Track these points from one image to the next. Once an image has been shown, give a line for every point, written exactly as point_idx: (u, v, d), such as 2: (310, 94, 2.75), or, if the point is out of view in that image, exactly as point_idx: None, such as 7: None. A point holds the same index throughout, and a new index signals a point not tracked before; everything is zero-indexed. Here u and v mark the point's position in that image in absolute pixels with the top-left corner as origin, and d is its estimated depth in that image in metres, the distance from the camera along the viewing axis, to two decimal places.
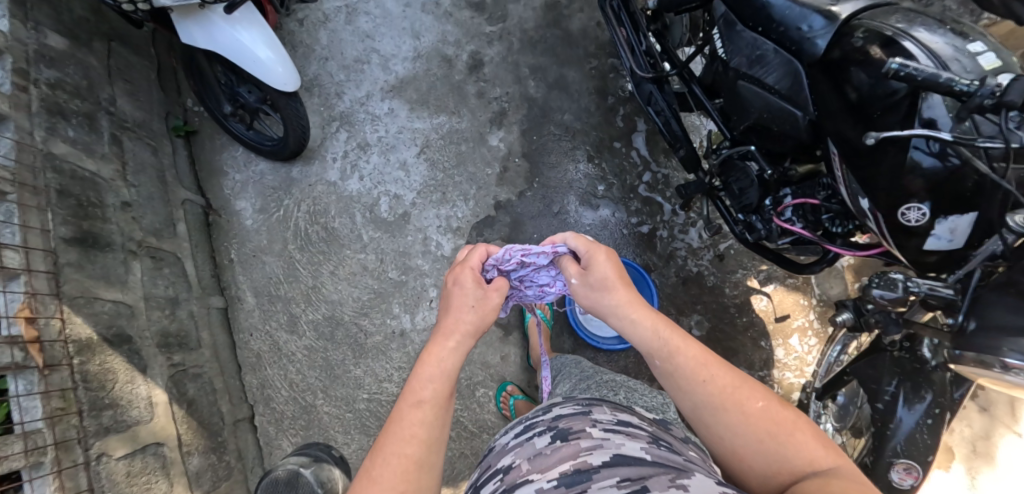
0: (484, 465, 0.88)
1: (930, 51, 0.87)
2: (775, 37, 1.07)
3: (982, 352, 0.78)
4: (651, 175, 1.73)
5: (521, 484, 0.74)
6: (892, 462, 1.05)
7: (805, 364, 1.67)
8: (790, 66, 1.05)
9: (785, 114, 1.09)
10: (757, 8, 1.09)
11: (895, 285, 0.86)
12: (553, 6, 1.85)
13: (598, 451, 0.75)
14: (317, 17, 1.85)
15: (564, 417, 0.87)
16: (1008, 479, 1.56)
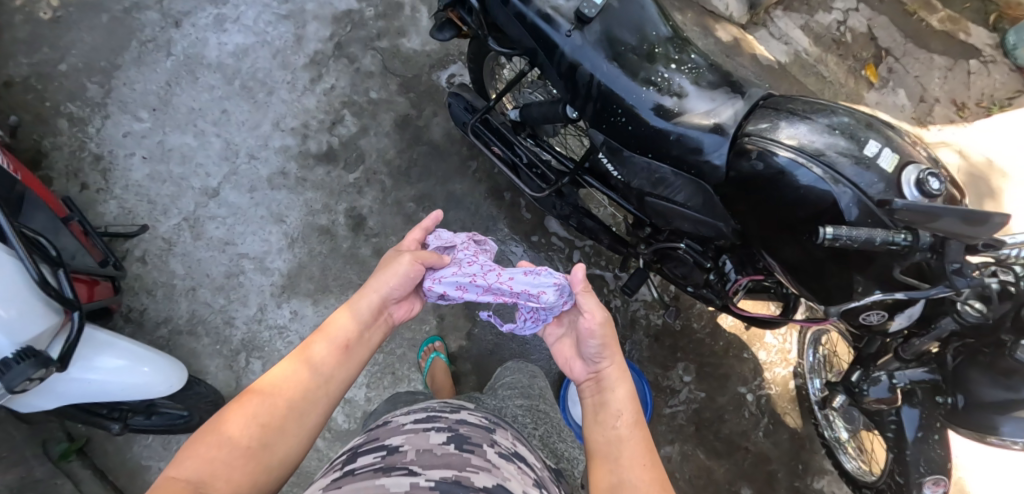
0: (372, 432, 0.90)
1: (833, 168, 0.91)
2: (671, 160, 1.03)
3: (979, 427, 0.93)
4: (580, 253, 1.69)
5: (395, 472, 0.75)
6: (922, 481, 1.14)
7: (787, 353, 1.69)
8: (698, 186, 1.03)
9: (709, 225, 1.07)
10: (641, 135, 1.04)
11: (882, 382, 1.06)
12: (405, 122, 1.74)
13: (484, 473, 0.78)
14: (159, 245, 1.59)
15: (467, 426, 0.91)
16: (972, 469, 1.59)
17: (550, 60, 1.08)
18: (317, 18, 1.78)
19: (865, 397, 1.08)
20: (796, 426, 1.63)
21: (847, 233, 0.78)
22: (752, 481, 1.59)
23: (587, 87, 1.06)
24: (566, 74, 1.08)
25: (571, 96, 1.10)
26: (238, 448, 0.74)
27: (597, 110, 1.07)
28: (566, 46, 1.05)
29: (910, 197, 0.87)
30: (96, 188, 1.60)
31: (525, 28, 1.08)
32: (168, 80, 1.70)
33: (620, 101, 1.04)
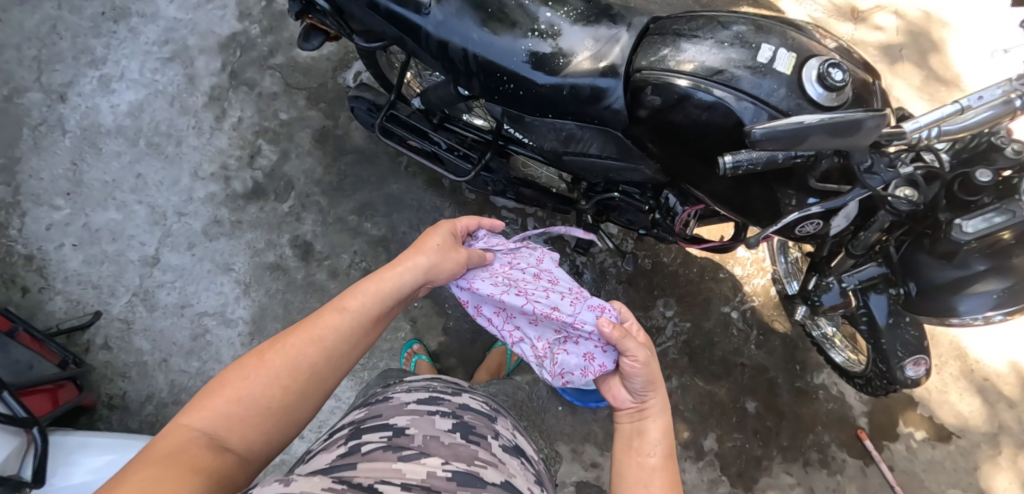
0: (371, 409, 0.87)
1: (729, 87, 0.86)
2: (572, 116, 0.98)
3: (939, 312, 0.97)
4: (533, 219, 1.66)
5: (405, 454, 0.74)
6: (903, 362, 1.15)
7: (761, 262, 1.69)
8: (607, 134, 0.99)
9: (631, 169, 1.05)
10: (534, 97, 0.98)
11: (832, 287, 1.06)
12: (324, 135, 1.67)
13: (493, 468, 0.77)
14: (118, 327, 1.56)
15: (471, 414, 0.89)
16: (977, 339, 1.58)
17: (419, 44, 1.00)
18: (205, 53, 1.70)
19: (820, 307, 1.09)
20: (786, 330, 1.65)
21: (745, 157, 0.82)
22: (756, 393, 1.60)
23: (465, 61, 0.98)
24: (440, 54, 1.00)
25: (453, 75, 1.02)
26: (253, 408, 0.74)
27: (484, 83, 1.00)
28: (428, 24, 0.97)
29: (814, 95, 0.83)
30: (37, 288, 1.55)
31: (382, 16, 1.00)
32: (72, 158, 1.62)
33: (501, 68, 0.97)
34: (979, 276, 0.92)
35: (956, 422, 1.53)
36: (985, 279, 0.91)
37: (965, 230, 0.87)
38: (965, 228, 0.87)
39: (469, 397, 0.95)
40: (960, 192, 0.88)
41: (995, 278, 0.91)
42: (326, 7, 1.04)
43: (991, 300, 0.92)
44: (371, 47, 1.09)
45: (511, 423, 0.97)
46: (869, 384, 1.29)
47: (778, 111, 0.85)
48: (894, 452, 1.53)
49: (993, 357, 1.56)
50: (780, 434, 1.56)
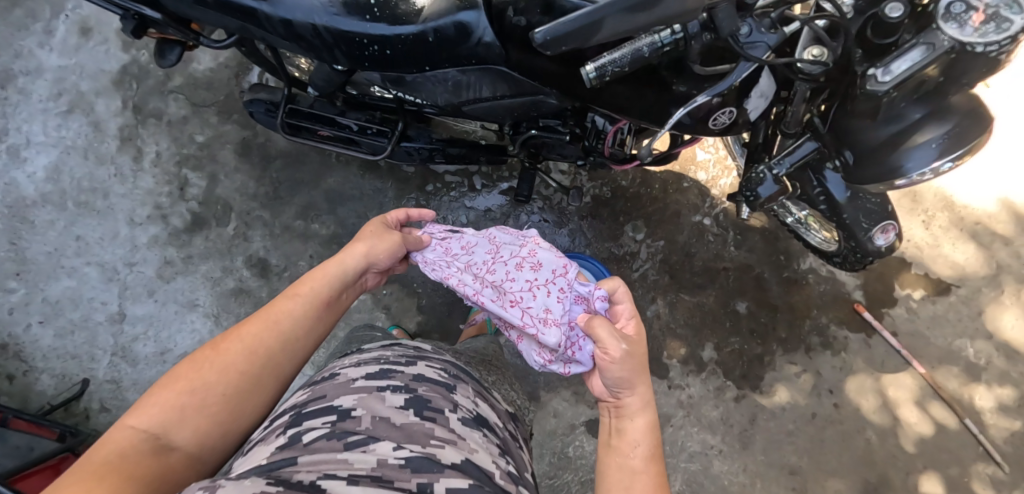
0: (314, 389, 0.76)
1: None
2: (450, 63, 0.90)
3: (879, 175, 0.89)
4: (479, 176, 1.59)
5: (352, 440, 0.64)
6: (870, 232, 1.09)
7: (724, 161, 1.60)
8: (490, 71, 0.92)
9: (531, 102, 0.99)
10: (403, 52, 0.88)
11: (766, 177, 1.00)
12: (246, 147, 1.61)
13: (453, 447, 0.67)
14: (108, 389, 1.57)
15: (429, 383, 0.78)
16: (971, 196, 1.56)
17: (263, 28, 0.90)
18: (102, 95, 1.61)
19: (759, 200, 1.03)
20: (763, 224, 1.59)
21: (607, 60, 0.75)
22: (746, 293, 1.57)
23: (317, 36, 0.88)
24: (289, 33, 0.89)
25: (315, 52, 0.93)
26: (209, 401, 0.72)
27: (347, 53, 0.90)
28: (263, 5, 0.86)
29: None
30: (20, 372, 1.57)
31: (214, 10, 0.90)
32: (9, 238, 1.59)
33: (356, 32, 0.86)
34: (917, 125, 0.83)
35: (953, 273, 1.53)
36: (924, 128, 0.83)
37: (880, 80, 0.78)
38: (881, 75, 0.79)
39: (427, 364, 0.83)
40: (873, 37, 0.81)
41: (935, 122, 0.83)
42: (158, 18, 0.92)
43: (932, 149, 0.84)
44: (227, 44, 0.99)
45: (474, 391, 0.85)
46: (847, 260, 1.26)
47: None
48: (896, 317, 1.53)
49: (980, 198, 1.56)
50: (777, 327, 1.55)
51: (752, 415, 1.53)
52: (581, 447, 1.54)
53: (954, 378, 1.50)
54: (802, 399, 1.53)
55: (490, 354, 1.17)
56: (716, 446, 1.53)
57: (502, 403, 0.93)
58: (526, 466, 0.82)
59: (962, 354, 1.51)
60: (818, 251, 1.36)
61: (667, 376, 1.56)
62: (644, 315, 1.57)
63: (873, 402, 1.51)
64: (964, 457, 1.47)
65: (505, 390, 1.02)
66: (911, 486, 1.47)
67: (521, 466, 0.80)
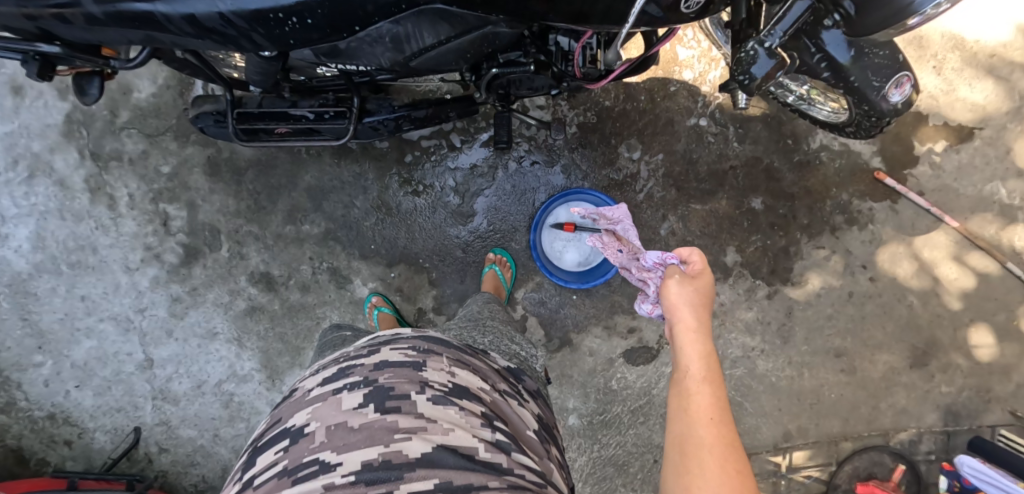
0: (276, 410, 0.71)
1: None
2: (380, 17, 0.78)
3: (886, 20, 0.78)
4: (456, 133, 1.50)
5: (303, 471, 0.59)
6: (883, 91, 1.00)
7: (709, 53, 1.48)
8: (425, 13, 0.79)
9: (479, 35, 0.86)
10: (325, 18, 0.77)
11: (757, 52, 0.83)
12: (214, 166, 1.54)
13: (418, 437, 0.62)
14: (161, 430, 1.61)
15: (393, 367, 0.70)
16: (980, 29, 1.42)
17: (168, 31, 0.79)
18: (56, 151, 1.55)
19: (756, 86, 0.86)
20: (764, 111, 1.48)
21: None
22: (758, 188, 1.50)
23: (229, 24, 0.78)
24: (198, 30, 0.79)
25: (234, 42, 0.82)
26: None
27: (266, 34, 0.80)
28: (157, 4, 0.76)
29: None
30: (76, 435, 1.62)
31: (109, 25, 0.78)
32: (20, 315, 1.59)
33: (267, 7, 0.76)
34: None
35: (973, 115, 1.44)
36: None
37: None
38: None
39: (394, 344, 0.74)
40: None
41: None
42: (56, 50, 0.84)
43: None
44: (141, 60, 0.90)
45: (452, 355, 0.74)
46: (861, 128, 1.15)
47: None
48: (920, 177, 1.46)
49: (991, 31, 1.42)
50: (798, 215, 1.49)
51: (787, 309, 1.52)
52: (624, 379, 1.53)
53: (990, 224, 1.46)
54: (836, 281, 1.50)
55: (490, 315, 1.05)
56: (757, 347, 1.53)
57: (498, 358, 0.83)
58: (526, 419, 0.74)
59: (995, 198, 1.46)
60: (829, 126, 1.26)
61: None
62: (659, 234, 1.51)
63: (909, 268, 1.49)
64: (1012, 301, 1.48)
65: (506, 345, 0.91)
66: (962, 341, 1.49)
67: (518, 425, 0.72)
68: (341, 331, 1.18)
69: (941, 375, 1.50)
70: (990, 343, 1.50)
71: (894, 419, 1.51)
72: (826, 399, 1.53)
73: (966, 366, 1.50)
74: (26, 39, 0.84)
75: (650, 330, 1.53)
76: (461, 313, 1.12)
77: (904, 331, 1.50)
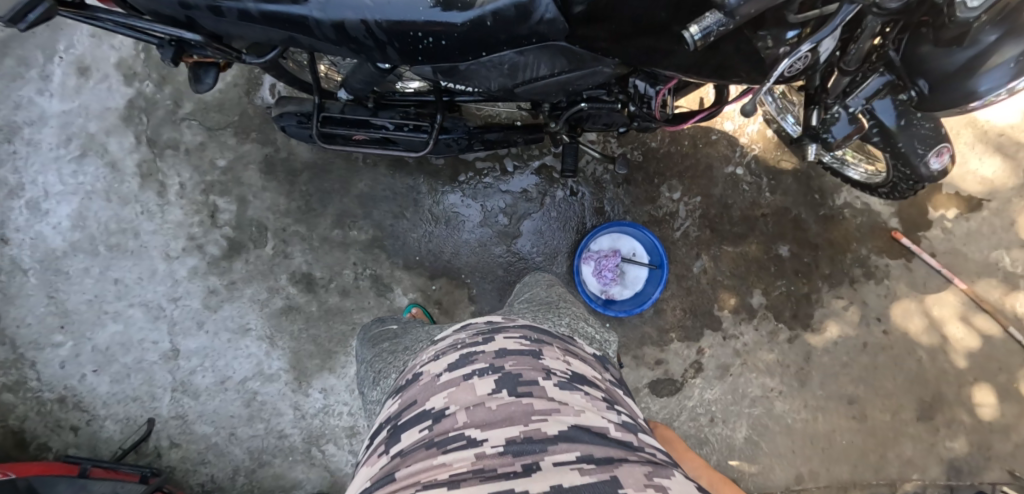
0: (403, 396, 0.74)
1: None
2: (507, 45, 0.85)
3: (953, 101, 0.91)
4: (510, 158, 1.57)
5: (451, 444, 0.61)
6: (925, 158, 1.09)
7: (749, 107, 1.60)
8: (549, 48, 0.86)
9: (587, 73, 0.94)
10: (459, 41, 0.84)
11: (838, 116, 1.03)
12: (270, 165, 1.57)
13: (553, 417, 0.64)
14: (175, 424, 1.58)
15: (514, 354, 0.74)
16: (992, 111, 1.58)
17: (313, 35, 0.84)
18: (113, 133, 1.58)
19: (835, 142, 1.06)
20: (794, 165, 1.61)
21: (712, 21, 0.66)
22: (786, 236, 1.60)
23: (372, 36, 0.84)
24: (341, 37, 0.85)
25: (367, 53, 0.88)
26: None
27: (400, 49, 0.86)
28: (313, 10, 0.81)
29: None
30: (85, 422, 1.58)
31: (260, 23, 0.83)
32: (47, 293, 1.57)
33: (411, 25, 0.82)
34: (995, 48, 0.83)
35: (983, 188, 1.59)
36: (1003, 49, 0.83)
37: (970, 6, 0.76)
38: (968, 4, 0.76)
39: (506, 333, 0.78)
40: None
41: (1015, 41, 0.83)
42: (197, 39, 0.85)
43: (1008, 70, 0.84)
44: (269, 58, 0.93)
45: (561, 347, 0.79)
46: (896, 189, 1.27)
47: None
48: (932, 239, 1.59)
49: (1001, 115, 1.59)
50: (821, 264, 1.60)
51: (806, 354, 1.60)
52: (647, 408, 1.57)
53: (994, 289, 1.59)
54: (852, 331, 1.60)
55: (556, 297, 1.04)
56: (776, 388, 1.60)
57: (586, 345, 0.86)
58: (635, 409, 0.78)
59: (999, 265, 1.59)
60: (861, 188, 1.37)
61: (720, 328, 1.60)
62: (691, 270, 1.59)
63: (920, 323, 1.60)
64: (1012, 363, 1.59)
65: (582, 327, 0.92)
66: (966, 398, 1.59)
67: (631, 410, 0.76)
68: (389, 323, 1.23)
69: (945, 429, 1.59)
70: (991, 403, 1.60)
71: (900, 469, 1.58)
72: (838, 444, 1.59)
73: (969, 422, 1.59)
74: (169, 24, 0.86)
75: (676, 362, 1.59)
76: (521, 295, 1.10)
77: (913, 383, 1.59)
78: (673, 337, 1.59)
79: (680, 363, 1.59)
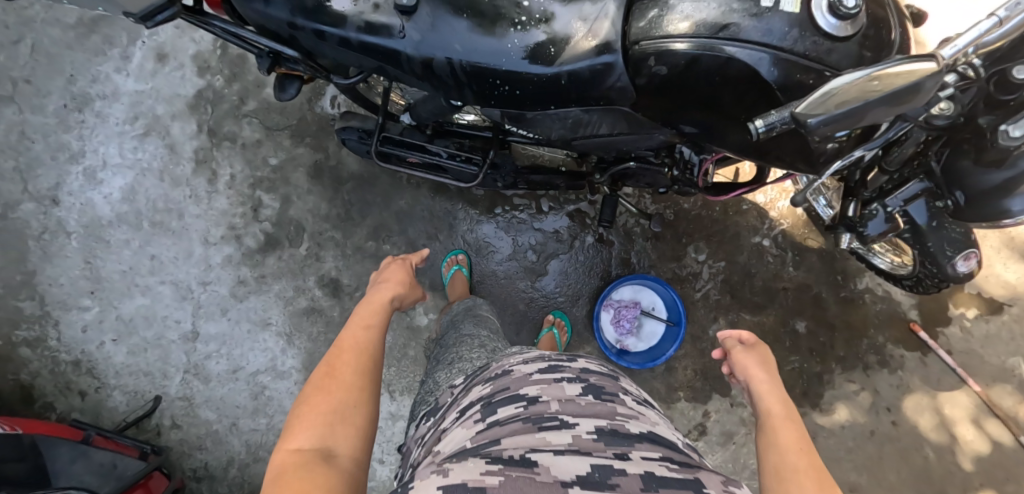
0: (495, 382, 0.81)
1: (749, 48, 0.76)
2: (575, 102, 0.87)
3: (987, 215, 0.95)
4: (547, 199, 1.62)
5: (547, 423, 0.69)
6: (953, 260, 1.10)
7: (783, 184, 1.65)
8: (613, 111, 0.89)
9: (644, 138, 0.96)
10: (533, 93, 0.87)
11: (876, 214, 1.07)
12: (319, 170, 1.64)
13: (634, 421, 0.72)
14: (180, 406, 1.60)
15: (595, 373, 0.83)
16: None
17: (400, 68, 0.88)
18: (177, 118, 1.66)
19: (868, 234, 1.10)
20: (821, 245, 1.66)
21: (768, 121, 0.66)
22: (804, 312, 1.64)
23: (454, 76, 0.87)
24: (426, 73, 0.88)
25: (443, 90, 0.91)
26: (352, 388, 0.79)
27: (477, 91, 0.89)
28: (407, 46, 0.85)
29: (827, 27, 0.74)
30: (94, 389, 1.62)
31: (356, 51, 0.87)
32: (84, 258, 1.63)
33: (492, 71, 0.85)
34: None
35: (1005, 292, 1.64)
36: None
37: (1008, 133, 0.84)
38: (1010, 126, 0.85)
39: (586, 358, 0.88)
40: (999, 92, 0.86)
41: None
42: (295, 56, 0.90)
43: None
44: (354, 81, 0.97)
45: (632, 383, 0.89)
46: (921, 284, 1.29)
47: (791, 52, 0.76)
48: (950, 336, 1.64)
49: None
50: (835, 345, 1.64)
51: (811, 432, 1.61)
52: None
53: (1007, 396, 1.62)
54: (860, 416, 1.62)
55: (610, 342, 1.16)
56: None
57: None
58: None
59: (1014, 372, 1.63)
60: (886, 276, 1.39)
61: (729, 394, 1.61)
62: (708, 333, 1.62)
63: (930, 420, 1.62)
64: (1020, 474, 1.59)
65: None
66: None
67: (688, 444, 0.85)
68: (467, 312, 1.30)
69: None
70: None
71: None
72: None
73: None
74: (270, 38, 0.91)
75: (681, 422, 1.59)
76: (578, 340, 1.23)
77: (918, 479, 1.59)
78: (681, 396, 1.60)
79: (685, 423, 1.60)
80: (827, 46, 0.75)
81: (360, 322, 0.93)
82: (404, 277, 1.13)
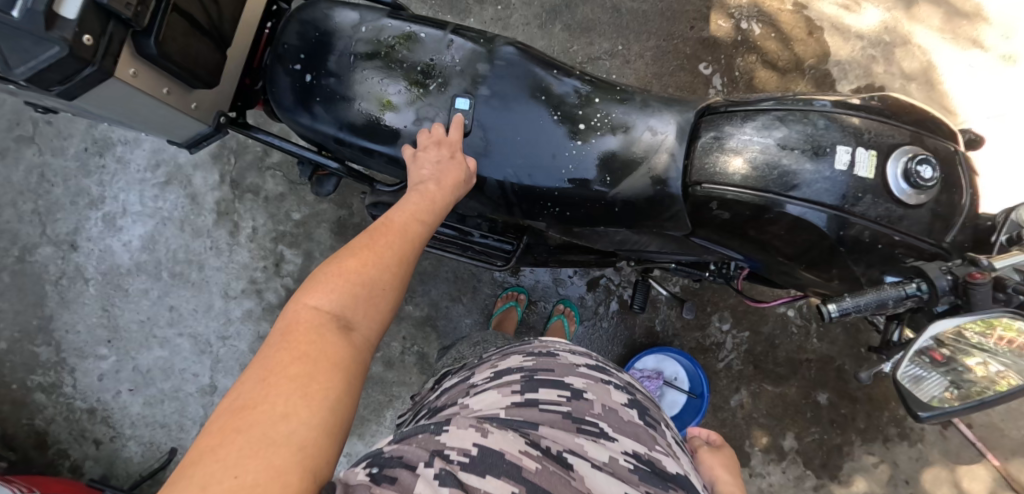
0: (539, 358, 0.79)
1: (810, 203, 0.85)
2: (625, 225, 0.94)
3: None
4: None
5: (586, 428, 0.66)
6: None
7: None
8: (662, 235, 0.95)
9: (689, 256, 1.02)
10: (584, 215, 0.94)
11: None
12: (342, 226, 1.64)
13: (673, 459, 0.68)
14: None
15: (641, 394, 0.79)
16: None
17: None
18: (200, 167, 1.64)
19: None
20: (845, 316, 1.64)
21: (852, 304, 0.75)
22: (826, 384, 1.63)
23: (508, 195, 0.95)
24: (474, 191, 0.96)
25: (494, 207, 0.99)
26: (386, 269, 0.69)
27: (528, 209, 0.96)
28: None
29: (897, 191, 0.84)
30: (109, 438, 1.60)
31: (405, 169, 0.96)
32: (102, 305, 1.61)
33: (547, 194, 0.93)
34: None
35: None
36: None
37: None
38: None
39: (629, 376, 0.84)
40: None
41: None
42: (337, 167, 0.99)
43: None
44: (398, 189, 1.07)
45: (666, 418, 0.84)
46: None
47: (864, 218, 0.85)
48: None
49: None
50: (856, 418, 1.62)
51: None
52: None
53: None
54: (879, 489, 1.61)
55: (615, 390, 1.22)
56: None
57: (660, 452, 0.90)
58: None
59: None
60: None
61: (749, 464, 1.60)
62: (729, 403, 1.61)
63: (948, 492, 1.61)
64: None
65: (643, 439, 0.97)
66: None
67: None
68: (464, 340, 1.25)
69: None
70: None
71: None
72: None
73: None
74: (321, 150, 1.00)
75: None
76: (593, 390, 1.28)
77: None
78: None
79: None
80: (898, 213, 0.85)
81: (416, 209, 0.78)
82: (463, 177, 0.87)
